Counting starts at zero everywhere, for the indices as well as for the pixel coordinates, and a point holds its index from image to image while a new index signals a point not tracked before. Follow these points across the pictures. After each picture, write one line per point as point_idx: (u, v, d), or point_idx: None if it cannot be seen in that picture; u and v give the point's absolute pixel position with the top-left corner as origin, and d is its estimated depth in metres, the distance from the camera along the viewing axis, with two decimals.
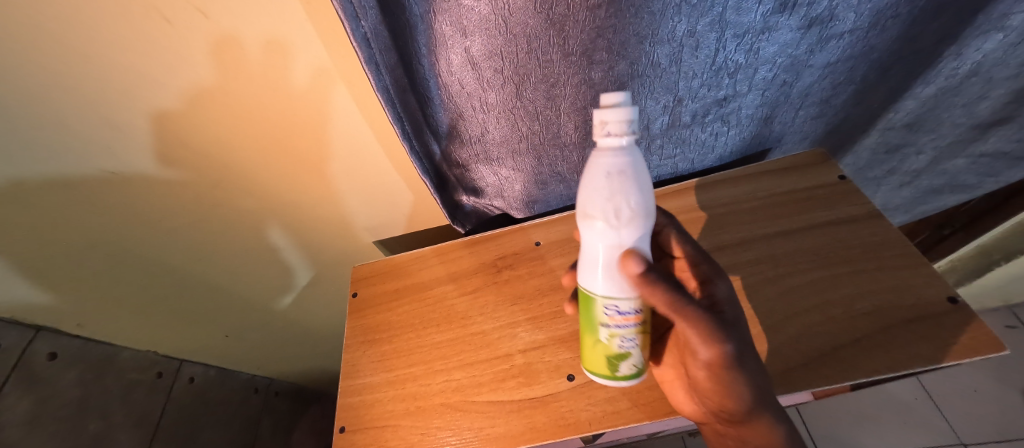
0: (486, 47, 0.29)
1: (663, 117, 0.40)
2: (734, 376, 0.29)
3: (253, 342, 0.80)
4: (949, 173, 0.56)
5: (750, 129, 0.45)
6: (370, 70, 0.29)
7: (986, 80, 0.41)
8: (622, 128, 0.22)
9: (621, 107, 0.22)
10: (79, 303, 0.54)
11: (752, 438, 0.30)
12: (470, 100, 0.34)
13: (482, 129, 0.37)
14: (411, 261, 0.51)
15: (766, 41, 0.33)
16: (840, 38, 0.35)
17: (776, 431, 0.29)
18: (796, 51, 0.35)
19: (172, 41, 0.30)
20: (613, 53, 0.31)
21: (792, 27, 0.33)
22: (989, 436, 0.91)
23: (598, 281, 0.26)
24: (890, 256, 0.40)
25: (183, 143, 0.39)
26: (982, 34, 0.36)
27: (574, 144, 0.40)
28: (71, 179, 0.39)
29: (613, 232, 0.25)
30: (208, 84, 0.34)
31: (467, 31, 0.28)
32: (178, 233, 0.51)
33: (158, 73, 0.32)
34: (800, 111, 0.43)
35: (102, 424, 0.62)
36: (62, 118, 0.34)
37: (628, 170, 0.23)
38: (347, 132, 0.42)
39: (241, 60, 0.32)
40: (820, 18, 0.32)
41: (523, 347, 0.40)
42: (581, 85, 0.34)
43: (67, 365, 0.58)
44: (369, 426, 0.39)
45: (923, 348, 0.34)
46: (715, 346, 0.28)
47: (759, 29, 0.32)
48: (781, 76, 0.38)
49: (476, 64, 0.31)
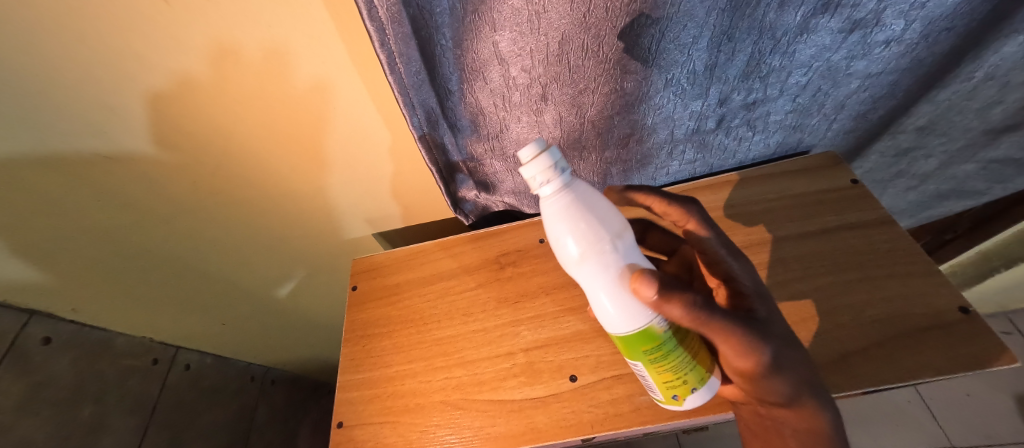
0: (515, 44, 0.28)
1: (688, 124, 0.40)
2: (769, 382, 0.26)
3: (251, 330, 0.79)
4: (957, 178, 0.55)
5: (776, 136, 0.45)
6: (385, 59, 0.27)
7: (1002, 85, 0.39)
8: (549, 172, 0.22)
9: (535, 155, 0.22)
10: (74, 288, 0.53)
11: (793, 421, 0.28)
12: (492, 97, 0.34)
13: (501, 126, 0.37)
14: (413, 254, 0.50)
15: (804, 44, 0.32)
16: (885, 46, 0.34)
17: (822, 419, 0.27)
18: (835, 56, 0.34)
19: (196, 27, 0.29)
20: (648, 63, 0.31)
21: (832, 30, 0.31)
22: (978, 440, 0.92)
23: (614, 321, 0.24)
24: (901, 263, 0.39)
25: (176, 126, 0.38)
26: (1002, 37, 0.34)
27: (593, 147, 0.41)
28: (62, 159, 0.38)
29: (604, 267, 0.23)
30: (227, 72, 0.33)
31: (498, 26, 0.27)
32: (174, 218, 0.50)
33: (168, 54, 0.31)
34: (834, 124, 0.44)
35: (98, 409, 0.61)
36: (53, 99, 0.32)
37: (580, 204, 0.23)
38: (361, 126, 0.42)
39: (265, 50, 0.32)
40: (865, 22, 0.31)
41: (526, 346, 0.40)
42: (611, 93, 0.34)
43: (60, 349, 0.57)
44: (368, 422, 0.39)
45: (931, 358, 0.33)
46: (750, 355, 0.25)
47: (797, 31, 0.31)
48: (817, 82, 0.37)
49: (505, 60, 0.30)
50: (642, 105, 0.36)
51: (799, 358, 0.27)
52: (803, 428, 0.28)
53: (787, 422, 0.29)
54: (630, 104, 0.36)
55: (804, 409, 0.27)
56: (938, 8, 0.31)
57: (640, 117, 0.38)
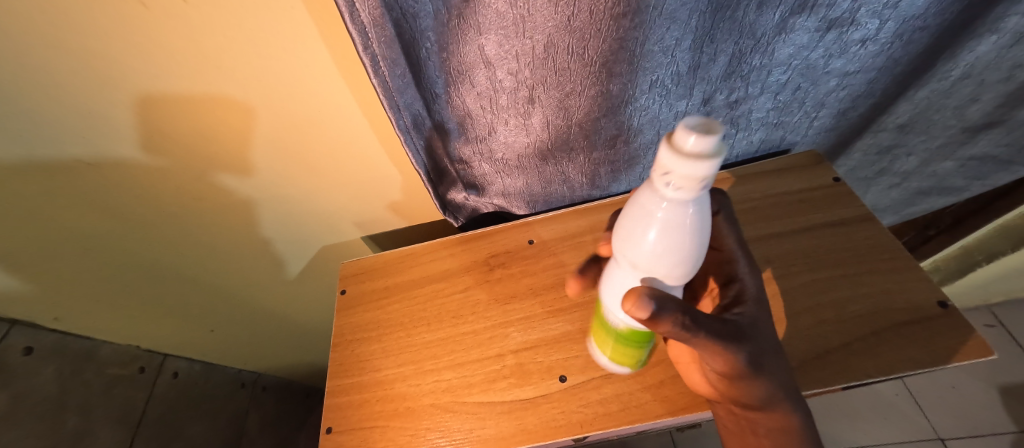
0: (501, 47, 0.29)
1: (674, 124, 0.40)
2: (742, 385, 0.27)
3: (242, 336, 0.78)
4: (938, 176, 0.56)
5: (759, 134, 0.46)
6: (370, 64, 0.27)
7: (978, 83, 0.40)
8: (692, 184, 0.17)
9: (704, 160, 0.15)
10: (57, 297, 0.52)
11: (767, 422, 0.28)
12: (480, 99, 0.34)
13: (489, 128, 0.37)
14: (402, 257, 0.50)
15: (783, 43, 0.33)
16: (861, 45, 0.34)
17: (791, 418, 0.28)
18: (812, 55, 0.35)
19: (177, 33, 0.28)
20: (633, 64, 0.32)
21: (809, 29, 0.32)
22: (964, 431, 0.94)
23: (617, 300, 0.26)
24: (882, 260, 0.40)
25: (158, 130, 0.37)
26: (975, 36, 0.34)
27: (581, 148, 0.42)
28: (41, 166, 0.37)
29: (650, 272, 0.22)
30: (209, 76, 0.33)
31: (483, 30, 0.27)
32: (159, 224, 0.49)
33: (148, 59, 0.30)
34: (815, 121, 0.45)
35: (82, 420, 0.60)
36: (31, 105, 0.32)
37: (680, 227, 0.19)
38: (349, 128, 0.42)
39: (247, 53, 0.31)
40: (841, 21, 0.31)
41: (516, 347, 0.40)
42: (598, 96, 0.35)
43: (44, 359, 0.56)
44: (357, 427, 0.38)
45: (911, 352, 0.34)
46: (725, 356, 0.26)
47: (776, 31, 0.31)
48: (796, 81, 0.38)
49: (491, 63, 0.30)
50: (628, 107, 0.36)
51: (773, 361, 0.28)
52: (776, 427, 0.28)
53: (761, 421, 0.28)
54: (616, 106, 0.36)
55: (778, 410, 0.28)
56: (911, 8, 0.32)
57: (627, 119, 0.38)
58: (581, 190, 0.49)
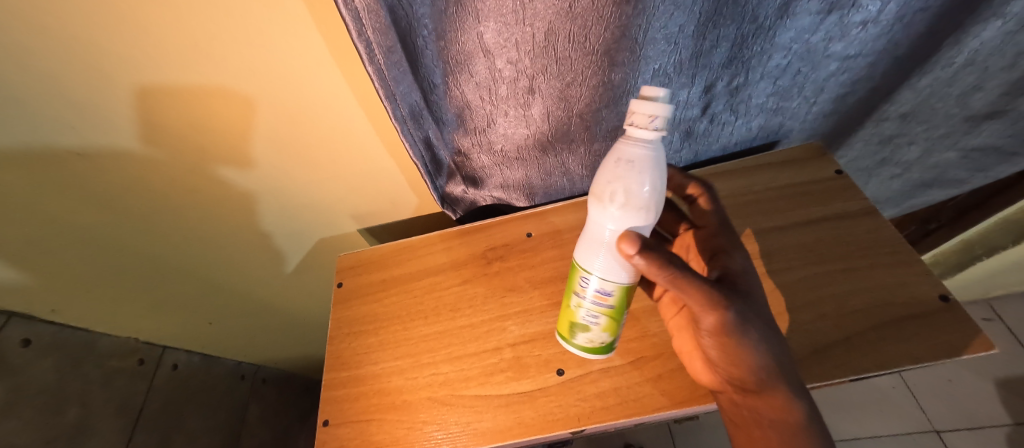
0: (499, 34, 0.28)
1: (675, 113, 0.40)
2: (741, 349, 0.28)
3: (238, 328, 0.78)
4: (940, 167, 0.56)
5: (757, 120, 0.44)
6: (365, 51, 0.26)
7: (981, 70, 0.39)
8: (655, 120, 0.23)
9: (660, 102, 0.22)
10: (53, 288, 0.52)
11: (765, 408, 0.29)
12: (478, 90, 0.33)
13: (490, 120, 0.37)
14: (399, 250, 0.49)
15: (785, 27, 0.32)
16: (862, 27, 0.34)
17: (790, 406, 0.28)
18: (813, 38, 0.34)
19: (164, 18, 0.28)
20: (635, 53, 0.31)
21: (812, 12, 0.31)
22: (960, 424, 0.95)
23: (597, 258, 0.27)
24: (882, 254, 0.39)
25: (150, 122, 0.36)
26: (982, 20, 0.34)
27: (581, 141, 0.41)
28: (31, 158, 0.36)
29: (626, 212, 0.25)
30: (200, 66, 0.32)
31: (482, 16, 0.26)
32: (155, 216, 0.48)
33: (136, 48, 0.29)
34: (814, 107, 0.44)
35: (82, 411, 0.60)
36: (19, 95, 0.31)
37: (650, 163, 0.24)
38: (345, 120, 0.41)
39: (238, 44, 0.30)
40: (843, 3, 0.31)
41: (513, 341, 0.40)
42: (599, 87, 0.34)
43: (43, 351, 0.56)
44: (353, 420, 0.38)
45: (910, 346, 0.34)
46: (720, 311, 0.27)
47: (778, 14, 0.31)
48: (796, 65, 0.37)
49: (490, 51, 0.29)
50: (629, 98, 0.36)
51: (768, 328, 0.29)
52: (779, 417, 0.28)
53: (763, 411, 0.29)
54: (617, 97, 0.35)
55: (774, 392, 0.28)
56: None
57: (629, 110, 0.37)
58: (581, 183, 0.48)
